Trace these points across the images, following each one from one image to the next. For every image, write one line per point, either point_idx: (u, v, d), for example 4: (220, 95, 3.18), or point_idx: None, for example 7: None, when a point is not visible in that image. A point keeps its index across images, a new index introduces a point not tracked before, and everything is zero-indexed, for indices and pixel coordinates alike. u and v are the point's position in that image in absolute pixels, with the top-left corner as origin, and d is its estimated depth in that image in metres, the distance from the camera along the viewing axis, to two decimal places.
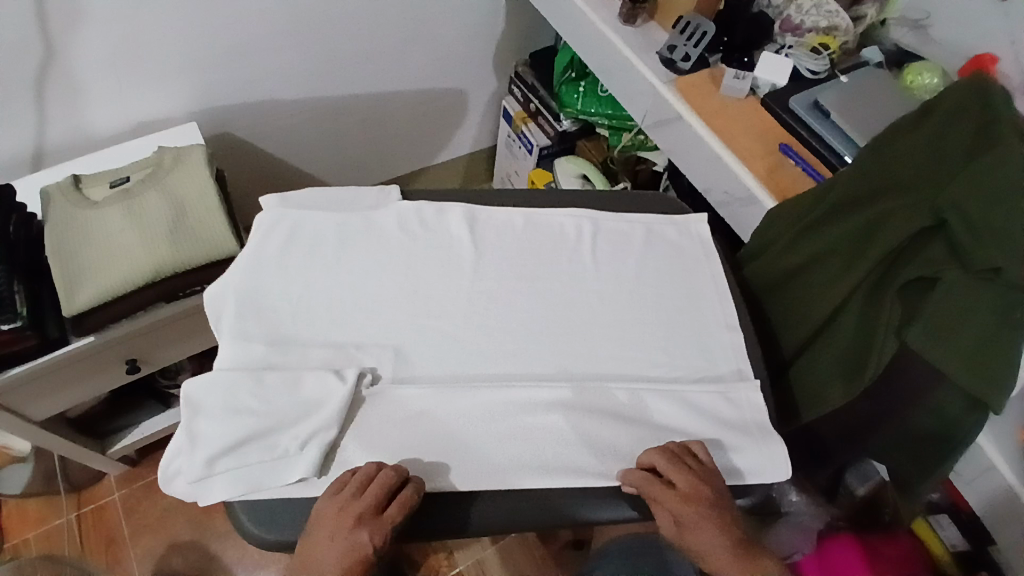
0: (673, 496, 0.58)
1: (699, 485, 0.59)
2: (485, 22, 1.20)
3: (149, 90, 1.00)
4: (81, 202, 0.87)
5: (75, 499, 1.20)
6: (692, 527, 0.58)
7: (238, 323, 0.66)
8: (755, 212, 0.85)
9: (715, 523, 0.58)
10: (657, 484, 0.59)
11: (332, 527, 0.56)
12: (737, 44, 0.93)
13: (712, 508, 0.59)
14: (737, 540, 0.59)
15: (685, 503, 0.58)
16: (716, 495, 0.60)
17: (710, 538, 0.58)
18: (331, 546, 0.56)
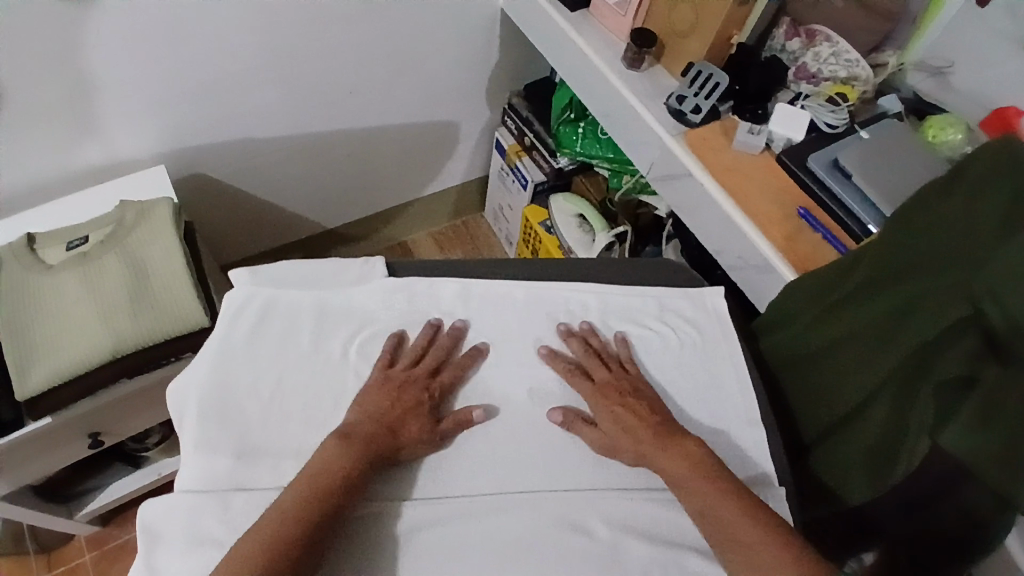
0: (587, 386, 0.66)
1: (616, 377, 0.67)
2: (479, 53, 1.13)
3: (113, 133, 0.92)
4: (33, 267, 0.79)
5: (46, 561, 1.11)
6: (603, 406, 0.64)
7: (202, 432, 0.60)
8: (771, 281, 0.79)
9: (621, 405, 0.64)
10: (579, 376, 0.67)
11: (388, 385, 0.63)
12: (750, 93, 0.86)
13: (615, 392, 0.65)
14: (650, 422, 0.62)
15: (605, 384, 0.66)
16: (628, 389, 0.65)
17: (614, 416, 0.63)
18: (387, 396, 0.62)
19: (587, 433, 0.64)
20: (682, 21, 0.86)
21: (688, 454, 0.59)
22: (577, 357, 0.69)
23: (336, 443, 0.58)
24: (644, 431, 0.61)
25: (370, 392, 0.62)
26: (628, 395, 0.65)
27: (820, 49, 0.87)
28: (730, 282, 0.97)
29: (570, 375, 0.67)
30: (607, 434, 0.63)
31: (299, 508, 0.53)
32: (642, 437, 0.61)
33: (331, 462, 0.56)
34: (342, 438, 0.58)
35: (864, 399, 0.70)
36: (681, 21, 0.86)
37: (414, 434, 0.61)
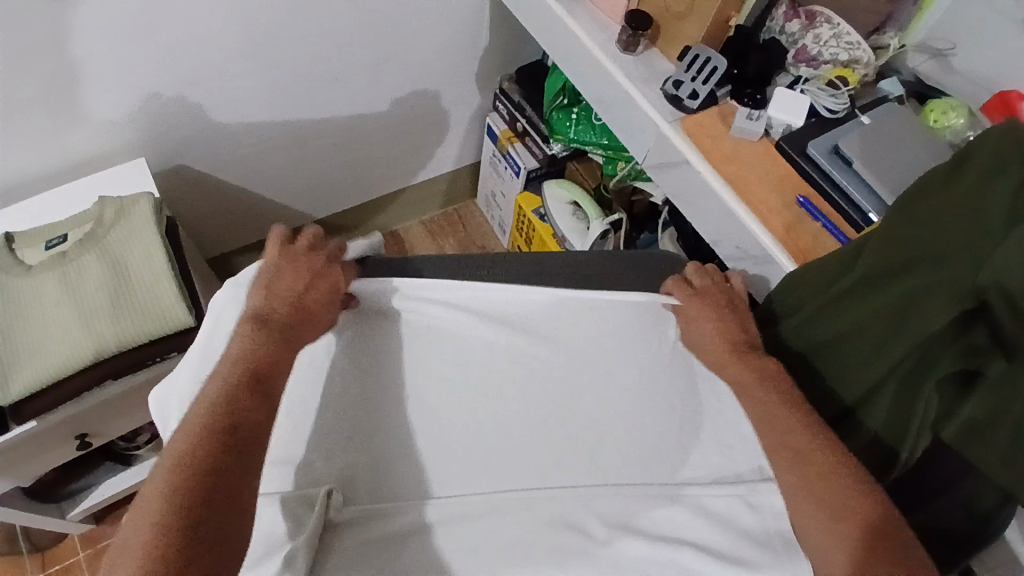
0: (690, 290, 0.75)
1: (715, 291, 0.75)
2: (469, 36, 1.09)
3: (91, 127, 0.88)
4: (11, 268, 0.76)
5: (40, 560, 1.10)
6: (701, 307, 0.73)
7: None
8: (769, 271, 0.78)
9: (721, 309, 0.72)
10: (686, 285, 0.76)
11: (292, 272, 0.66)
12: (749, 78, 0.84)
13: (722, 305, 0.73)
14: (733, 338, 0.70)
15: (704, 295, 0.74)
16: (728, 303, 0.73)
17: (713, 321, 0.71)
18: (294, 280, 0.65)
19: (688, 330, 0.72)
20: (678, 3, 0.83)
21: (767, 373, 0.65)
22: (692, 277, 0.78)
23: (248, 329, 0.61)
24: (730, 348, 0.69)
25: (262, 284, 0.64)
26: (725, 306, 0.73)
27: (821, 30, 0.84)
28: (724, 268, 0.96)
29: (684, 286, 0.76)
30: (696, 328, 0.72)
31: (231, 387, 0.55)
32: (731, 353, 0.68)
33: (244, 343, 0.59)
34: (252, 324, 0.61)
35: (863, 395, 0.69)
36: (678, 3, 0.83)
37: (314, 309, 0.64)
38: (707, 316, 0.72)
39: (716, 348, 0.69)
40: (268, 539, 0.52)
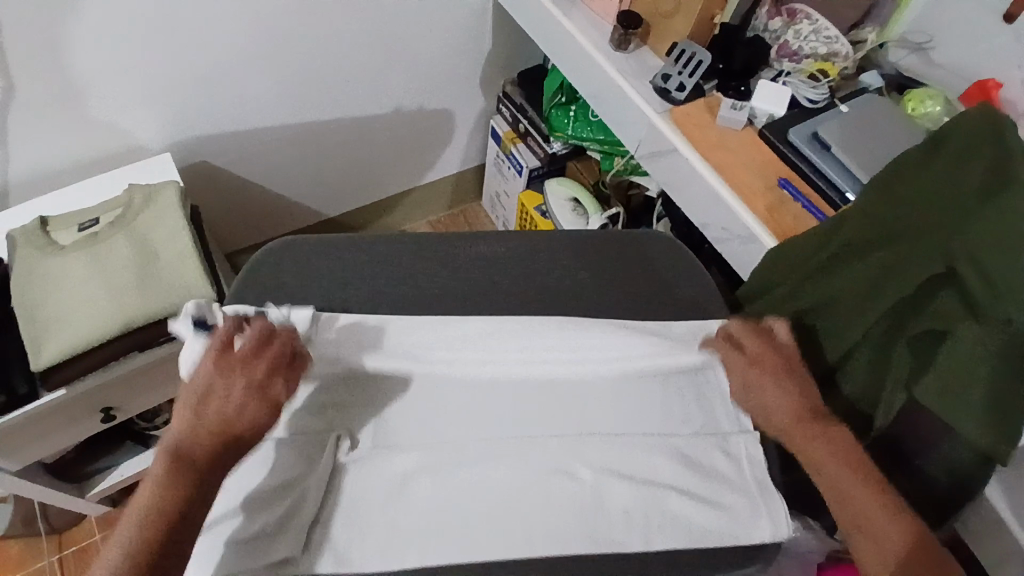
0: (742, 358, 0.67)
1: (773, 351, 0.66)
2: (472, 40, 1.16)
3: (119, 122, 0.95)
4: (46, 246, 0.82)
5: (57, 540, 1.14)
6: (760, 377, 0.66)
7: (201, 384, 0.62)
8: (753, 251, 0.82)
9: (783, 380, 0.65)
10: (735, 351, 0.68)
11: (229, 380, 0.57)
12: (734, 71, 0.89)
13: (782, 371, 0.65)
14: (807, 407, 0.63)
15: (757, 364, 0.66)
16: (789, 363, 0.66)
17: (779, 394, 0.64)
18: (230, 390, 0.57)
19: (742, 397, 0.67)
20: (665, 2, 0.89)
21: (847, 453, 0.60)
22: (733, 334, 0.69)
23: (163, 476, 0.54)
24: (805, 420, 0.62)
25: (186, 407, 0.57)
26: (789, 373, 0.65)
27: (800, 27, 0.90)
28: (715, 254, 1.00)
29: (728, 345, 0.68)
30: (759, 404, 0.66)
31: (157, 503, 0.53)
32: (808, 425, 0.62)
33: (155, 495, 0.53)
34: (167, 468, 0.54)
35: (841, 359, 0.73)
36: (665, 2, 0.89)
37: (252, 434, 0.57)
38: (769, 384, 0.65)
39: (790, 422, 0.63)
40: (281, 480, 0.60)
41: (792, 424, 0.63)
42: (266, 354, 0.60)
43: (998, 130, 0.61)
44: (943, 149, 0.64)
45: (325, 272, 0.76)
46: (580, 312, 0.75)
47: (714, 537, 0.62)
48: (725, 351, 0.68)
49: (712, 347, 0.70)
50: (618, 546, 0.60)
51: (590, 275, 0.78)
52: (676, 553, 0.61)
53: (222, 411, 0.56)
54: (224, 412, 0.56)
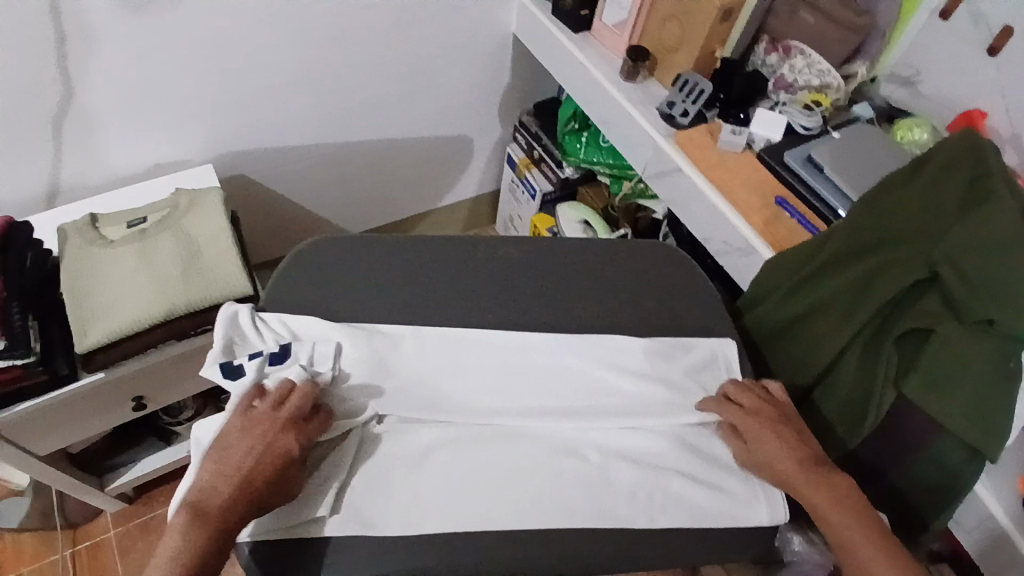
0: (737, 411, 0.70)
1: (767, 404, 0.70)
2: (492, 73, 1.25)
3: (167, 136, 1.04)
4: (95, 240, 0.88)
5: (71, 535, 1.17)
6: (759, 426, 0.68)
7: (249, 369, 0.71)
8: (753, 261, 0.88)
9: (783, 433, 0.67)
10: (732, 406, 0.71)
11: (253, 438, 0.64)
12: (735, 99, 0.97)
13: (780, 422, 0.68)
14: (806, 453, 0.65)
15: (756, 419, 0.69)
16: (785, 416, 0.69)
17: (781, 449, 0.66)
18: (253, 446, 0.63)
19: (739, 453, 0.69)
20: (671, 37, 0.99)
21: (845, 495, 0.62)
22: (729, 393, 0.72)
23: (185, 527, 0.59)
24: (807, 465, 0.64)
25: (211, 465, 0.63)
26: (788, 428, 0.68)
27: (795, 61, 0.99)
28: (718, 268, 1.06)
29: (716, 402, 0.72)
30: (749, 453, 0.68)
31: (184, 548, 0.58)
32: (810, 469, 0.64)
33: (177, 541, 0.59)
34: (189, 519, 0.60)
35: (834, 360, 0.78)
36: (671, 37, 0.99)
37: (271, 486, 0.62)
38: (768, 431, 0.68)
39: (794, 465, 0.65)
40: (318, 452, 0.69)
41: (783, 471, 0.65)
42: (290, 410, 0.66)
43: (979, 148, 0.65)
44: (926, 166, 0.69)
45: (357, 263, 0.81)
46: (589, 310, 0.80)
47: (717, 518, 0.67)
48: (721, 407, 0.71)
49: (706, 403, 0.72)
50: (627, 523, 0.66)
51: (600, 279, 0.82)
52: (677, 531, 0.67)
53: (246, 460, 0.63)
54: (247, 462, 0.62)
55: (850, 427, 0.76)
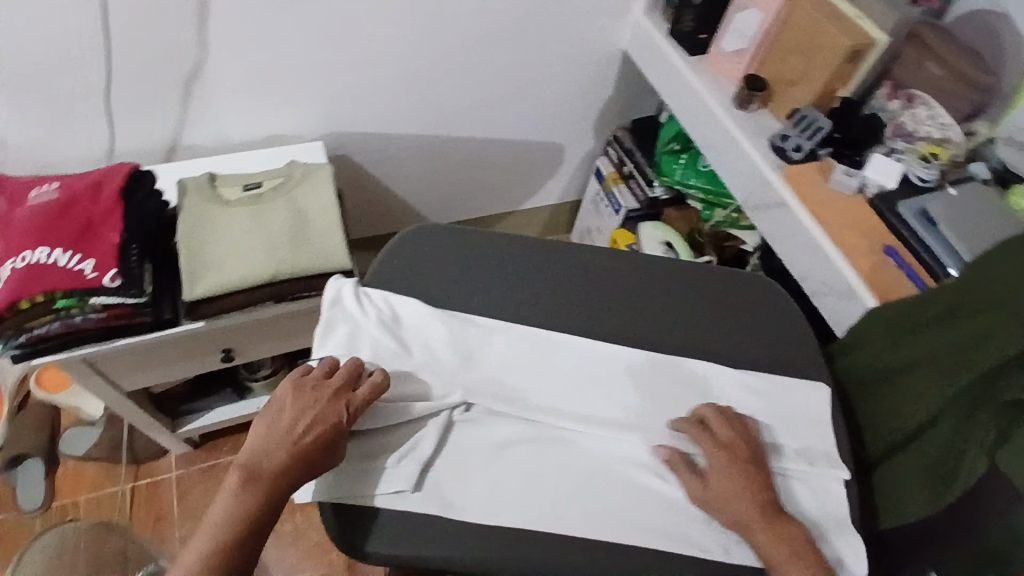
0: (711, 442, 0.69)
1: (738, 439, 0.70)
2: (596, 85, 1.27)
3: (283, 107, 1.09)
4: (212, 198, 0.94)
5: (133, 471, 1.21)
6: (724, 461, 0.68)
7: (351, 342, 0.75)
8: (853, 307, 0.87)
9: (743, 470, 0.67)
10: (705, 435, 0.70)
11: (306, 406, 0.66)
12: (851, 140, 0.95)
13: (746, 462, 0.68)
14: (761, 496, 0.66)
15: (724, 453, 0.69)
16: (750, 456, 0.69)
17: (739, 488, 0.66)
18: (306, 415, 0.65)
19: (697, 486, 0.68)
20: (792, 71, 0.98)
21: (790, 539, 0.63)
22: (703, 419, 0.72)
23: (236, 487, 0.62)
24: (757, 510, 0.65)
25: (262, 431, 0.65)
26: (750, 469, 0.68)
27: (917, 111, 0.97)
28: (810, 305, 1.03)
29: (692, 428, 0.71)
30: (710, 490, 0.67)
31: (238, 509, 0.62)
32: (759, 517, 0.64)
33: (231, 501, 0.62)
34: (242, 479, 0.62)
35: (924, 424, 0.74)
36: (791, 70, 0.98)
37: (321, 454, 0.64)
38: (727, 469, 0.68)
39: (751, 508, 0.65)
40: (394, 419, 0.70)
41: (745, 516, 0.65)
42: (341, 379, 0.68)
43: None
44: None
45: (460, 257, 0.84)
46: (677, 332, 0.81)
47: None
48: (697, 433, 0.70)
49: (675, 423, 0.72)
50: (703, 552, 0.66)
51: (690, 303, 0.83)
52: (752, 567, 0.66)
53: (298, 426, 0.65)
54: (299, 429, 0.64)
55: (933, 494, 0.72)
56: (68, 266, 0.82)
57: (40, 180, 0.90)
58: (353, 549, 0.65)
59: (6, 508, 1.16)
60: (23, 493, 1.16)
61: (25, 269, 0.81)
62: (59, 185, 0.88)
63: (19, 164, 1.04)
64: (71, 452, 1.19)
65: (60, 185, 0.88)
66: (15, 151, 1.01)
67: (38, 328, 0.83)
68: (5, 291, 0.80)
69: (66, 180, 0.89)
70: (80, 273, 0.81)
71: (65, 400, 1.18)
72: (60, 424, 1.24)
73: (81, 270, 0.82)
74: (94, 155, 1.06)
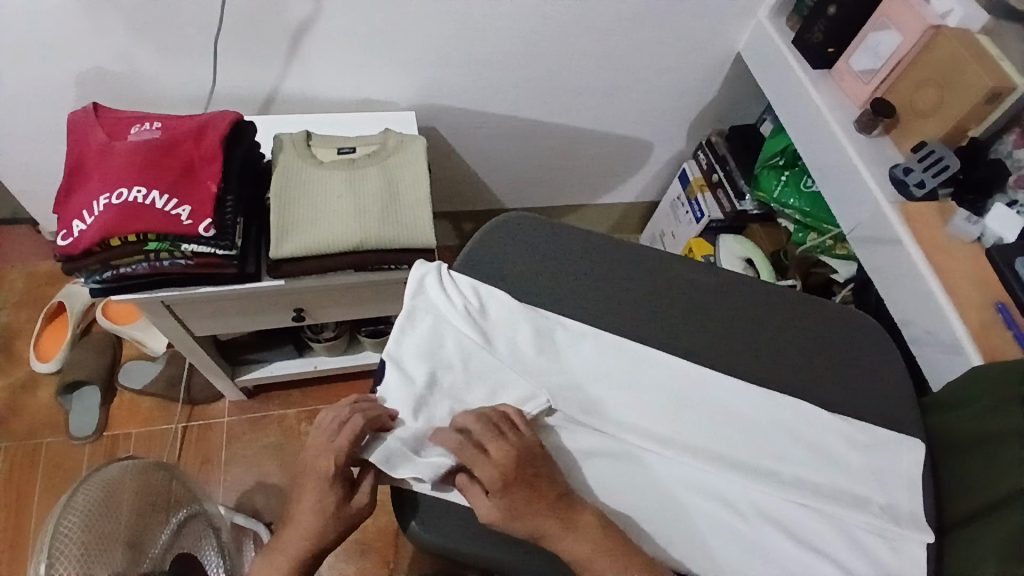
0: (481, 458, 0.61)
1: (509, 450, 0.61)
2: (696, 87, 1.23)
3: (383, 73, 1.08)
4: (308, 157, 0.94)
5: (187, 411, 1.23)
6: (485, 470, 0.60)
7: (436, 330, 0.72)
8: (955, 362, 0.82)
9: (535, 480, 0.61)
10: (478, 453, 0.61)
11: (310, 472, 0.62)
12: (973, 182, 0.88)
13: (520, 476, 0.60)
14: (552, 499, 0.60)
15: (495, 469, 0.60)
16: (529, 465, 0.61)
17: (528, 503, 0.59)
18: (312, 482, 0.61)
19: (484, 500, 0.60)
20: (925, 101, 0.92)
21: (595, 536, 0.59)
22: (466, 429, 0.64)
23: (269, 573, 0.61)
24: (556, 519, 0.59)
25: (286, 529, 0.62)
26: (526, 478, 0.60)
27: None
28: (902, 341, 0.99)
29: (449, 438, 0.63)
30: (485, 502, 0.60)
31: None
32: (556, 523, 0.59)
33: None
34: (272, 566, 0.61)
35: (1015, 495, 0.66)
36: (924, 99, 0.92)
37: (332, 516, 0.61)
38: (506, 482, 0.60)
39: (550, 520, 0.59)
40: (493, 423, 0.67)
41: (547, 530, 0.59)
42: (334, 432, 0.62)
43: None
44: None
45: (553, 251, 0.82)
46: (769, 362, 0.78)
47: None
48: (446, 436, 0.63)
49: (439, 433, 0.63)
50: None
51: (784, 332, 0.80)
52: None
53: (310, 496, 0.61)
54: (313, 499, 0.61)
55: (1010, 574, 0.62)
56: (165, 209, 0.81)
57: (140, 118, 0.89)
58: (416, 540, 0.63)
59: (58, 430, 1.19)
60: (76, 420, 1.19)
61: (119, 207, 0.79)
62: (161, 125, 0.87)
63: (121, 97, 1.05)
64: (130, 384, 1.21)
65: (161, 126, 0.87)
66: (118, 84, 1.02)
67: (124, 267, 0.83)
68: (96, 226, 0.79)
69: (168, 122, 0.88)
70: (175, 219, 0.81)
71: (129, 332, 1.19)
72: (122, 354, 1.27)
73: (177, 215, 0.81)
74: (192, 97, 1.06)
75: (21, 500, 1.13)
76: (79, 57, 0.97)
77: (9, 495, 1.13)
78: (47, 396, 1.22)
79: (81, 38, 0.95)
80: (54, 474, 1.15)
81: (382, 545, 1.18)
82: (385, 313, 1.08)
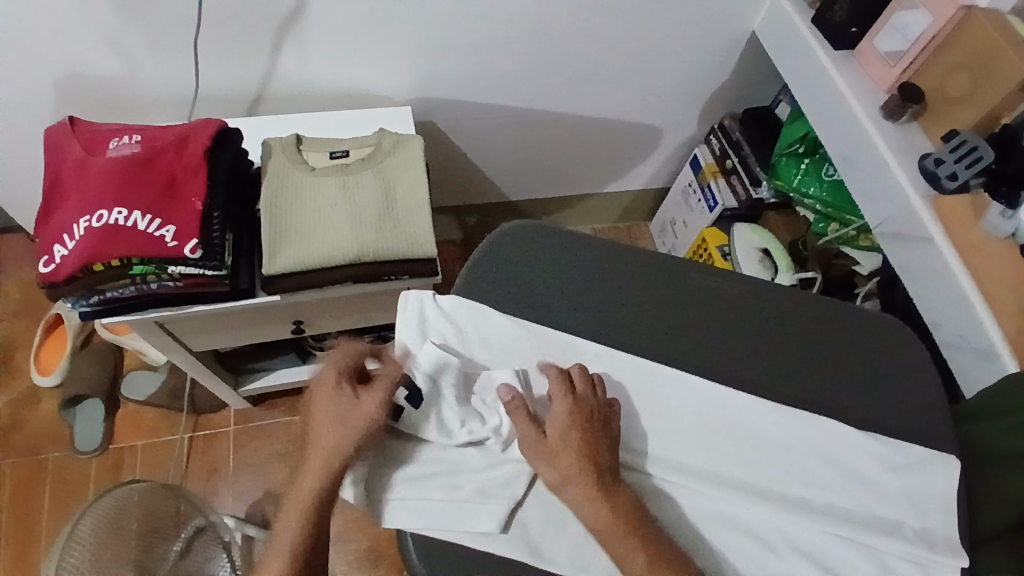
0: (569, 399, 0.63)
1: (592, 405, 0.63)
2: (709, 69, 1.16)
3: (376, 66, 1.02)
4: (299, 164, 0.89)
5: (192, 421, 1.21)
6: (569, 410, 0.62)
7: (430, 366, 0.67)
8: (990, 369, 0.77)
9: (599, 440, 0.61)
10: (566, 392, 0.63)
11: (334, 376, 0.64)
12: (1007, 175, 0.79)
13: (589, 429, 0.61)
14: (599, 460, 0.60)
15: (570, 413, 0.62)
16: (603, 423, 0.63)
17: (576, 447, 0.60)
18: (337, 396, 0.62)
19: (552, 436, 0.61)
20: (957, 85, 0.85)
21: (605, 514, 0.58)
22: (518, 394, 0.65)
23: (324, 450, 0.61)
24: (591, 475, 0.59)
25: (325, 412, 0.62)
26: (597, 435, 0.61)
27: None
28: (930, 340, 0.94)
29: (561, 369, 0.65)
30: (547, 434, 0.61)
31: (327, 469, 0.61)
32: (591, 481, 0.59)
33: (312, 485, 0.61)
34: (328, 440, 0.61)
35: None
36: (955, 84, 0.85)
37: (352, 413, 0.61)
38: (581, 427, 0.61)
39: (585, 475, 0.59)
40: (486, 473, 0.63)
41: (572, 482, 0.59)
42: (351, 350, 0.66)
43: None
44: None
45: (563, 260, 0.77)
46: (790, 378, 0.73)
47: None
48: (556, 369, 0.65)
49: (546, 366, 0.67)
50: None
51: (810, 342, 0.75)
52: None
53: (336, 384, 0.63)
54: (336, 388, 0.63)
55: None
56: (148, 230, 0.77)
57: (119, 130, 0.85)
58: None
59: (63, 443, 1.18)
60: (80, 433, 1.18)
61: (99, 230, 0.76)
62: (141, 137, 0.82)
63: (104, 104, 1.00)
64: (132, 396, 1.20)
65: (141, 138, 0.83)
66: (97, 89, 0.97)
67: (110, 290, 0.79)
68: (77, 251, 0.75)
69: (147, 134, 0.83)
70: (160, 240, 0.77)
71: (128, 343, 1.16)
72: (122, 364, 1.24)
73: (161, 236, 0.77)
74: (176, 102, 1.01)
75: (32, 516, 1.13)
76: (55, 64, 0.92)
77: (18, 511, 1.13)
78: (48, 409, 1.20)
79: (54, 44, 0.89)
80: (63, 489, 1.15)
81: (396, 551, 1.16)
82: (389, 321, 1.04)
